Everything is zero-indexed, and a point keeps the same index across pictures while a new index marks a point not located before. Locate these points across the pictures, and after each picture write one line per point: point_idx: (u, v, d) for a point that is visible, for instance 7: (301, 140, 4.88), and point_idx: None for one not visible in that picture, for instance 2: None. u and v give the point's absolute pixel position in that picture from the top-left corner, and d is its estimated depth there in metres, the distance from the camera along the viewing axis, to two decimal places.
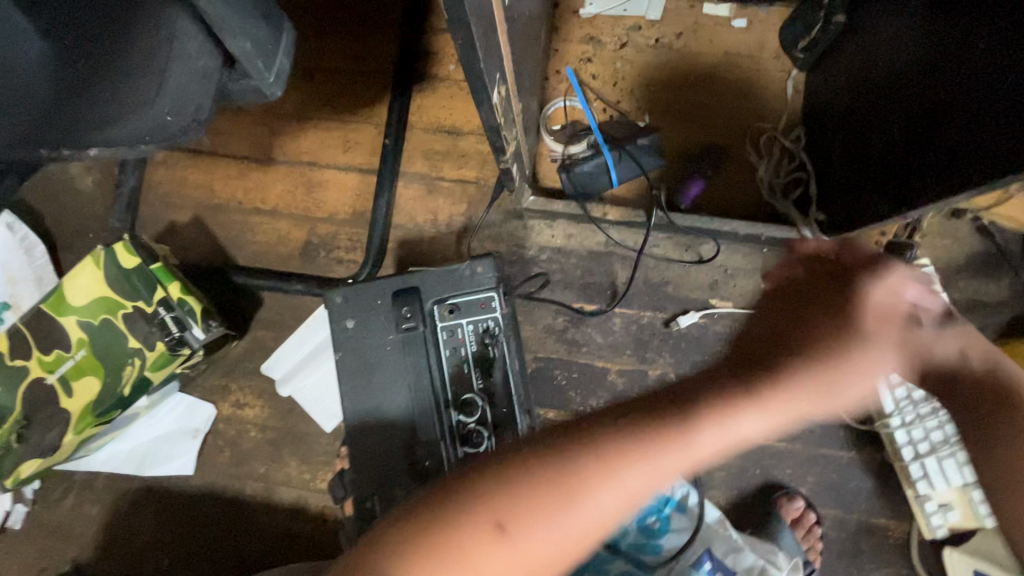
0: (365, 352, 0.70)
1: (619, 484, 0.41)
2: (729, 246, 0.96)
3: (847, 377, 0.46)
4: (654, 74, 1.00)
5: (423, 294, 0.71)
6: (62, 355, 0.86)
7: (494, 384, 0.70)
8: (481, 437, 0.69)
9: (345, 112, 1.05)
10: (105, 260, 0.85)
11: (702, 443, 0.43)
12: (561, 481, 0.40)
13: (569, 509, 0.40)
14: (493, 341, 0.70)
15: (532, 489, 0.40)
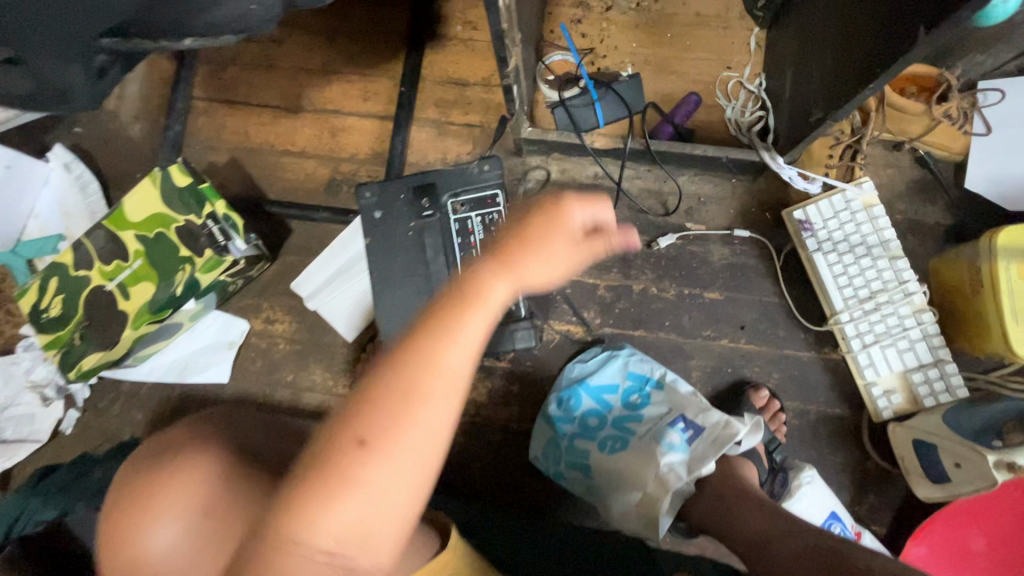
0: (393, 238, 0.84)
1: (441, 375, 0.44)
2: (701, 177, 1.10)
3: (538, 255, 0.50)
4: (636, 32, 1.15)
5: (438, 190, 0.84)
6: (121, 264, 1.00)
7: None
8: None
9: (365, 67, 1.19)
10: (161, 181, 0.99)
11: (451, 362, 0.45)
12: (393, 397, 0.43)
13: (407, 423, 0.43)
14: (496, 228, 0.83)
15: (383, 413, 0.43)
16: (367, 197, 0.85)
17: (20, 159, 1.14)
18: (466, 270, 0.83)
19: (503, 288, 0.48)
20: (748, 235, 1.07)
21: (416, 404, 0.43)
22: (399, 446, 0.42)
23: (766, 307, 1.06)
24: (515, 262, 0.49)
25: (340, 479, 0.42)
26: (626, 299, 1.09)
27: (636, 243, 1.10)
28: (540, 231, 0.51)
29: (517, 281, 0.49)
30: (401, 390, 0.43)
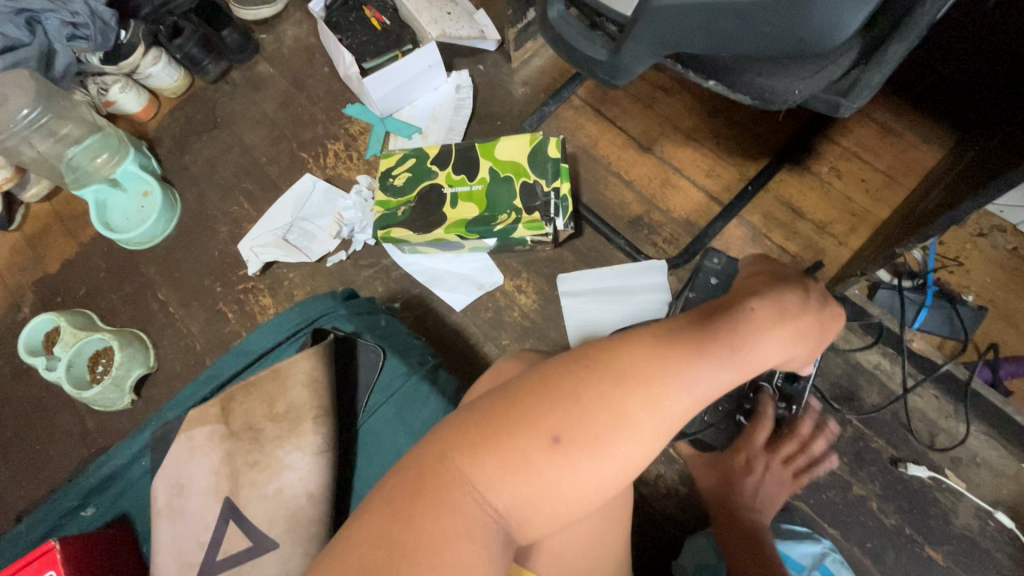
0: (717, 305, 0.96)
1: (660, 405, 0.52)
2: (988, 438, 1.01)
3: (797, 330, 0.58)
4: (996, 268, 1.10)
5: None
6: (465, 180, 1.17)
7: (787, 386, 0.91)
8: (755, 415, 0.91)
9: (723, 151, 1.29)
10: (537, 143, 1.16)
11: (660, 400, 0.52)
12: (599, 404, 0.51)
13: (601, 436, 0.51)
14: None
15: (576, 413, 0.51)
16: (713, 264, 0.98)
17: (438, 66, 1.39)
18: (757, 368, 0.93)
19: (735, 353, 0.55)
20: (1010, 527, 0.95)
21: (624, 416, 0.51)
22: (590, 446, 0.50)
23: None
24: (778, 322, 0.57)
25: (529, 456, 0.50)
26: (839, 492, 1.02)
27: (881, 451, 1.03)
28: (793, 316, 0.58)
29: (769, 352, 0.56)
30: (613, 406, 0.51)
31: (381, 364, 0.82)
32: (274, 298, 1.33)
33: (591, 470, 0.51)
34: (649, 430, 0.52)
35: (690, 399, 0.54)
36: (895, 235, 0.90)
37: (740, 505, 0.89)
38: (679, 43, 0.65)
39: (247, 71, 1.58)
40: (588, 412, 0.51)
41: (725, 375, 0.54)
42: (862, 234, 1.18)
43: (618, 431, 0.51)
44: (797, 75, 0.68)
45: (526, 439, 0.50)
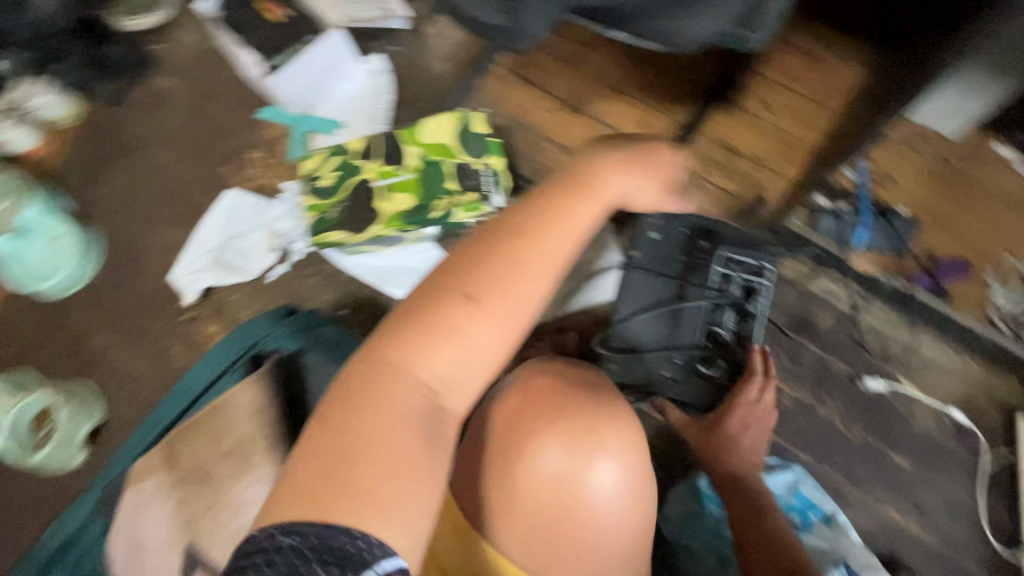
0: (659, 259, 0.92)
1: (547, 249, 0.57)
2: (936, 341, 1.05)
3: (653, 162, 0.66)
4: (924, 175, 1.12)
5: (721, 239, 0.90)
6: (395, 171, 1.12)
7: (739, 328, 0.91)
8: (716, 363, 0.91)
9: (653, 101, 1.26)
10: (462, 121, 1.11)
11: (547, 245, 0.57)
12: (494, 265, 0.55)
13: (500, 293, 0.54)
14: (755, 299, 0.90)
15: (475, 279, 0.54)
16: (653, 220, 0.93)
17: (348, 55, 1.34)
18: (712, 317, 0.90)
19: (598, 190, 0.61)
20: (963, 420, 1.00)
21: (518, 270, 0.55)
22: (488, 308, 0.54)
23: (951, 501, 0.99)
24: (632, 161, 0.64)
25: (442, 330, 0.53)
26: (805, 417, 1.05)
27: (840, 371, 1.06)
28: (651, 156, 0.66)
29: (629, 184, 0.63)
30: (506, 263, 0.55)
31: (331, 379, 0.79)
32: (220, 324, 1.27)
33: (495, 326, 0.54)
34: (542, 271, 0.56)
35: (573, 237, 0.59)
36: (826, 162, 0.90)
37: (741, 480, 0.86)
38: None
39: (144, 87, 1.46)
40: (484, 275, 0.54)
41: (596, 204, 0.60)
42: (798, 163, 1.19)
43: (515, 284, 0.55)
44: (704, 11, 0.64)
45: (438, 316, 0.53)
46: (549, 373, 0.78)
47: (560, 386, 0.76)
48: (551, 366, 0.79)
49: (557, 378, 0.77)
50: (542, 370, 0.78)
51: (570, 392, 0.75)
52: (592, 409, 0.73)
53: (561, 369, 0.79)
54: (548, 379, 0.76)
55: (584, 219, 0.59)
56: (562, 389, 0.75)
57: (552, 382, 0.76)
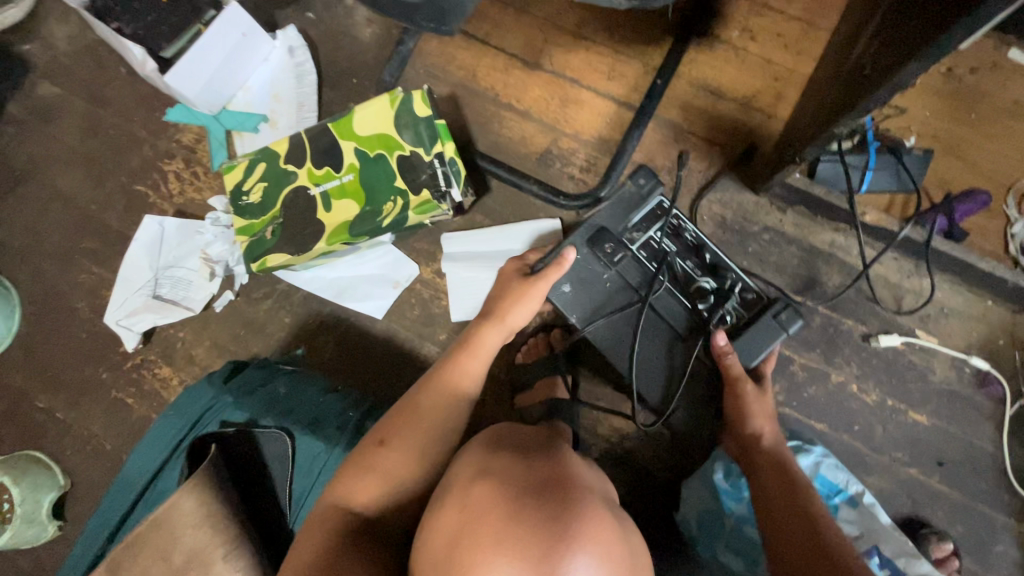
0: (596, 297, 0.91)
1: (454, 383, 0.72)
2: (953, 285, 0.96)
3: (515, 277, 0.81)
4: (932, 96, 0.98)
5: (612, 229, 0.91)
6: (332, 173, 0.95)
7: (704, 263, 0.91)
8: (724, 307, 0.88)
9: (620, 43, 1.08)
10: (399, 103, 0.93)
11: (460, 373, 0.73)
12: (414, 406, 0.69)
13: (417, 421, 0.68)
14: (696, 240, 0.91)
15: (403, 420, 0.68)
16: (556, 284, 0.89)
17: (256, 31, 1.10)
18: (682, 285, 0.90)
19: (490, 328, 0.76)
20: (986, 369, 0.94)
21: (427, 403, 0.70)
22: (415, 437, 0.67)
23: (976, 453, 0.94)
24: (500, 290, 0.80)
25: (375, 467, 0.64)
26: (818, 385, 0.98)
27: (853, 332, 0.98)
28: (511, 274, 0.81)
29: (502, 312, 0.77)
30: (424, 401, 0.70)
31: (292, 449, 0.69)
32: (170, 366, 1.13)
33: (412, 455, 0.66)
34: (442, 417, 0.69)
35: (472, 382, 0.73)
36: (830, 110, 0.76)
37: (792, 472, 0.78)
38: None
39: (27, 99, 1.24)
40: (410, 415, 0.69)
41: (483, 360, 0.74)
42: (790, 98, 1.04)
43: (432, 407, 0.69)
44: None
45: (373, 456, 0.65)
46: (489, 458, 0.57)
47: (506, 487, 0.52)
48: (493, 434, 0.63)
49: (499, 461, 0.56)
50: (485, 449, 0.60)
51: (516, 489, 0.51)
52: (546, 512, 0.49)
53: (501, 459, 0.56)
54: (488, 468, 0.55)
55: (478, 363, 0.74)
56: (503, 494, 0.51)
57: (492, 465, 0.56)
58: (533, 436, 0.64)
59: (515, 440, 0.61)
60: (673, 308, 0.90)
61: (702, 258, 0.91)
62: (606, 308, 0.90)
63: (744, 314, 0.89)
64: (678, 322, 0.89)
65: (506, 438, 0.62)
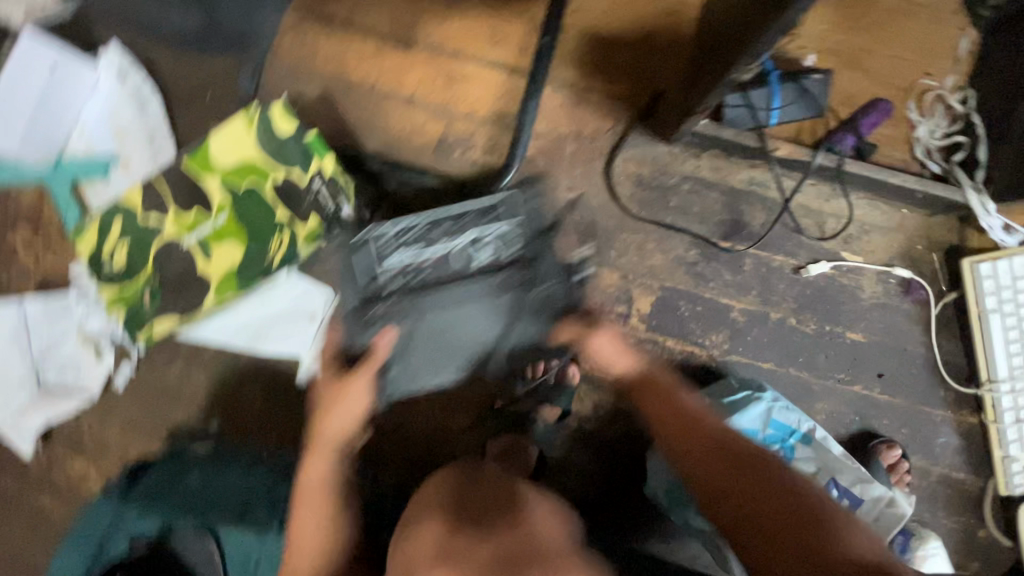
0: (416, 304, 0.80)
1: (320, 453, 0.81)
2: (869, 200, 0.96)
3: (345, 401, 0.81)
4: (825, 9, 0.94)
5: (367, 268, 0.79)
6: (202, 216, 0.83)
7: (433, 217, 0.81)
8: (470, 233, 0.81)
9: (496, 3, 0.98)
10: (259, 122, 0.81)
11: (316, 474, 0.80)
12: (305, 510, 0.78)
13: (309, 521, 0.78)
14: (432, 217, 0.81)
15: (298, 540, 0.77)
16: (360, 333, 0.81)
17: (68, 59, 0.95)
18: (430, 239, 0.81)
19: (327, 445, 0.81)
20: (909, 277, 0.96)
21: (302, 495, 0.79)
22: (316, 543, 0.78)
23: (910, 358, 0.97)
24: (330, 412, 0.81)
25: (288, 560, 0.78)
26: (760, 326, 0.98)
27: (783, 267, 0.98)
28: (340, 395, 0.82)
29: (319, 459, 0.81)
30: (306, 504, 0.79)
31: None
32: (82, 458, 1.01)
33: (326, 517, 0.79)
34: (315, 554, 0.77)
35: (331, 466, 0.81)
36: (726, 50, 0.70)
37: (725, 462, 0.77)
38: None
39: None
40: (302, 514, 0.78)
41: (330, 445, 0.82)
42: (685, 34, 0.97)
43: (309, 517, 0.78)
44: None
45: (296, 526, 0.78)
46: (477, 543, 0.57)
47: (464, 573, 0.51)
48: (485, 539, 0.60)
49: (460, 539, 0.55)
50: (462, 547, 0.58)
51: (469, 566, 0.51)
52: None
53: (461, 538, 0.55)
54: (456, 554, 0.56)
55: (343, 393, 0.81)
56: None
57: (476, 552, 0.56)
58: (498, 493, 0.62)
59: (478, 504, 0.60)
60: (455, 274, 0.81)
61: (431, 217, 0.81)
62: (425, 296, 0.80)
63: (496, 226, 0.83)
64: (488, 268, 0.82)
65: (471, 498, 0.61)
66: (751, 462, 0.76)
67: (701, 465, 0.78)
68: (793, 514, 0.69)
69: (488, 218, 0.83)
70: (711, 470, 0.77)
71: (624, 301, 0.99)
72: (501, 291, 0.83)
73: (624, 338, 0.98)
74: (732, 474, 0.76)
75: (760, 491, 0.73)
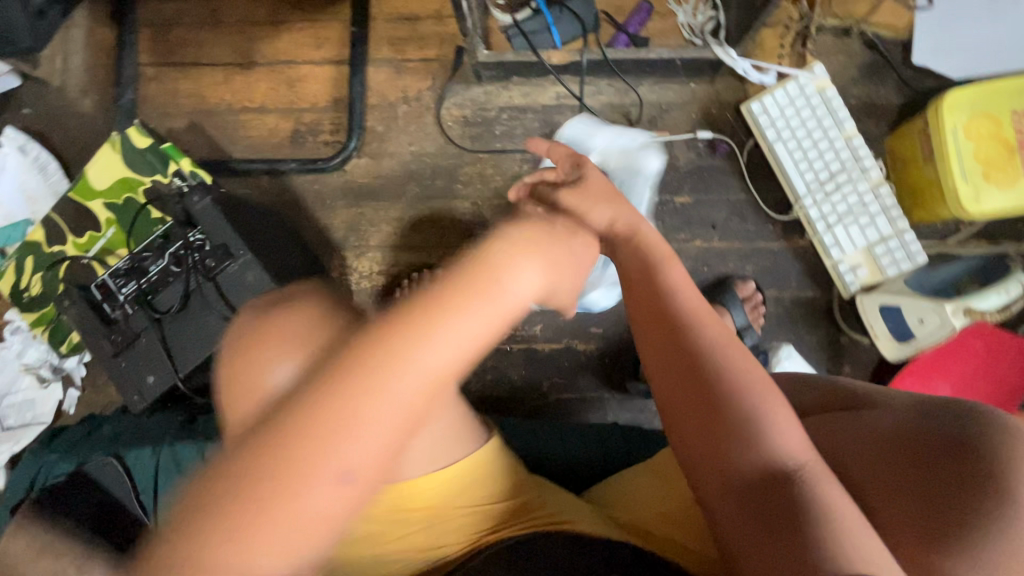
0: (188, 334, 0.82)
1: (385, 392, 0.38)
2: (660, 84, 1.11)
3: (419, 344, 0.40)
4: None
5: (110, 288, 0.84)
6: (95, 235, 0.99)
7: (178, 231, 0.85)
8: (194, 238, 0.84)
9: (312, 14, 1.17)
10: (121, 146, 0.97)
11: (350, 442, 0.37)
12: (281, 470, 0.36)
13: (311, 473, 0.36)
14: (184, 232, 0.85)
15: (266, 491, 0.35)
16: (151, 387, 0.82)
17: None
18: (176, 261, 0.84)
19: (355, 435, 0.37)
20: (711, 136, 1.09)
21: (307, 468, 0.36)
22: (273, 515, 0.35)
23: (735, 206, 1.09)
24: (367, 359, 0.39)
25: (281, 505, 0.35)
26: None
27: None
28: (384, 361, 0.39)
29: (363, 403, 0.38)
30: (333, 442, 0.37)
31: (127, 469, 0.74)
32: None
33: (311, 498, 0.36)
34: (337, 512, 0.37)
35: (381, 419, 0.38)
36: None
37: (713, 388, 0.56)
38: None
39: None
40: (280, 469, 0.36)
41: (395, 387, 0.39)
42: None
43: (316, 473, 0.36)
44: None
45: (254, 479, 0.35)
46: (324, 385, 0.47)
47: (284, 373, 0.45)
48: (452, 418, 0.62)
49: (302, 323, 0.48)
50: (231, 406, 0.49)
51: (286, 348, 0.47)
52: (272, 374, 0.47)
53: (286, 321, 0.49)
54: (422, 396, 0.40)
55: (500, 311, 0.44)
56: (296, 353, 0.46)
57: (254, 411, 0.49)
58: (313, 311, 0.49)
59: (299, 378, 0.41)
60: (162, 289, 0.83)
61: (183, 224, 0.84)
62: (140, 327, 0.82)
63: (227, 245, 0.83)
64: (187, 271, 0.83)
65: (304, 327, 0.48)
66: (710, 373, 0.57)
67: (675, 411, 0.57)
68: (714, 415, 0.55)
69: (187, 231, 0.85)
70: (670, 385, 0.58)
71: (480, 224, 1.12)
72: (175, 304, 0.82)
73: None
74: (698, 416, 0.56)
75: (719, 464, 0.54)
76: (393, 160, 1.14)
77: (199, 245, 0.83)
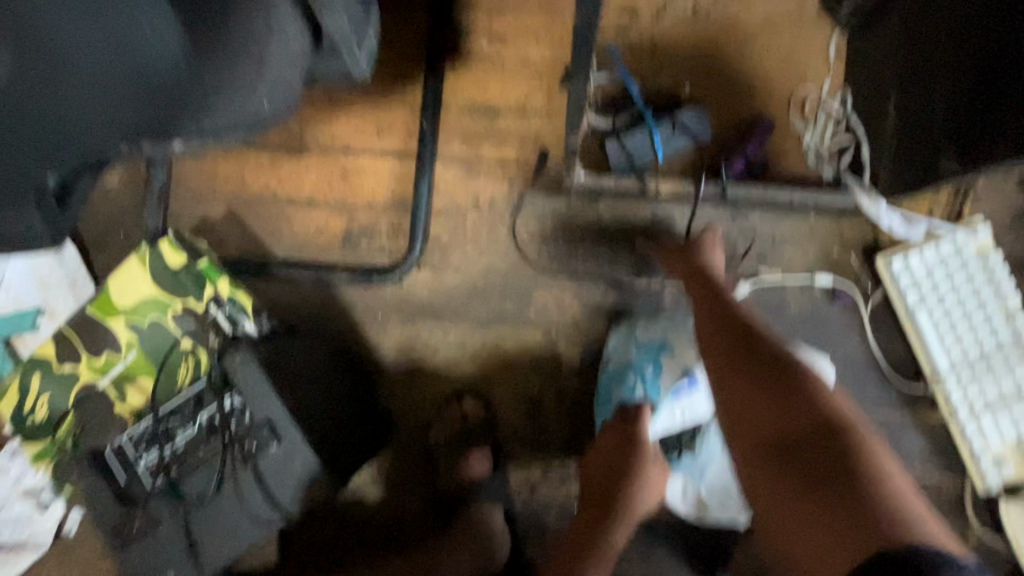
0: (218, 525, 0.70)
1: None
2: (775, 214, 0.95)
3: None
4: (691, 41, 0.96)
5: (128, 459, 0.70)
6: (113, 357, 0.84)
7: (210, 393, 0.71)
8: (231, 406, 0.70)
9: (375, 96, 1.01)
10: (150, 260, 0.83)
11: None
12: None
13: None
14: (218, 398, 0.70)
15: None
16: None
17: None
18: (206, 432, 0.70)
19: None
20: (833, 283, 0.93)
21: None
22: None
23: (854, 365, 0.93)
24: None
25: None
26: None
27: None
28: None
29: None
30: None
31: None
32: None
33: None
34: None
35: None
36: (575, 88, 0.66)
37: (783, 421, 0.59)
38: (244, 91, 0.45)
39: None
40: None
41: None
42: (561, 90, 1.00)
43: None
44: (242, 81, 0.45)
45: None
46: None
47: None
48: None
49: None
50: None
51: None
52: None
53: None
54: None
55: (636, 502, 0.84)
56: None
57: None
58: None
59: None
60: (189, 465, 0.70)
61: (218, 390, 0.70)
62: (162, 513, 0.69)
63: (270, 422, 0.68)
64: (221, 450, 0.69)
65: None
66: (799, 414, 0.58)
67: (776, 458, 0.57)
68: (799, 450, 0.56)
69: (222, 396, 0.70)
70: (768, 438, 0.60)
71: (551, 359, 0.97)
72: (204, 486, 0.69)
73: (559, 396, 0.97)
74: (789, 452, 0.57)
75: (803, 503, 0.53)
76: (456, 275, 0.99)
77: (237, 415, 0.69)
